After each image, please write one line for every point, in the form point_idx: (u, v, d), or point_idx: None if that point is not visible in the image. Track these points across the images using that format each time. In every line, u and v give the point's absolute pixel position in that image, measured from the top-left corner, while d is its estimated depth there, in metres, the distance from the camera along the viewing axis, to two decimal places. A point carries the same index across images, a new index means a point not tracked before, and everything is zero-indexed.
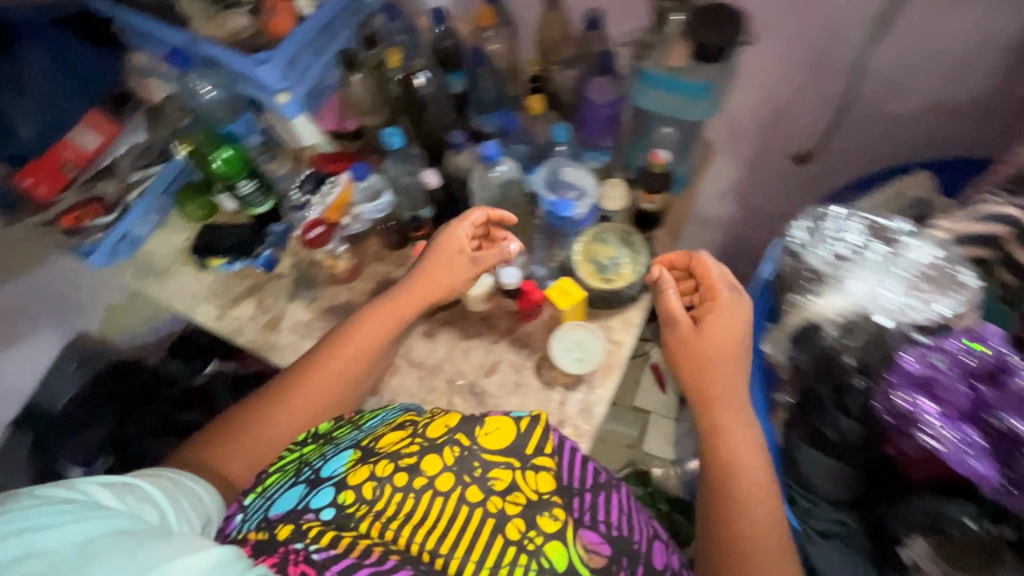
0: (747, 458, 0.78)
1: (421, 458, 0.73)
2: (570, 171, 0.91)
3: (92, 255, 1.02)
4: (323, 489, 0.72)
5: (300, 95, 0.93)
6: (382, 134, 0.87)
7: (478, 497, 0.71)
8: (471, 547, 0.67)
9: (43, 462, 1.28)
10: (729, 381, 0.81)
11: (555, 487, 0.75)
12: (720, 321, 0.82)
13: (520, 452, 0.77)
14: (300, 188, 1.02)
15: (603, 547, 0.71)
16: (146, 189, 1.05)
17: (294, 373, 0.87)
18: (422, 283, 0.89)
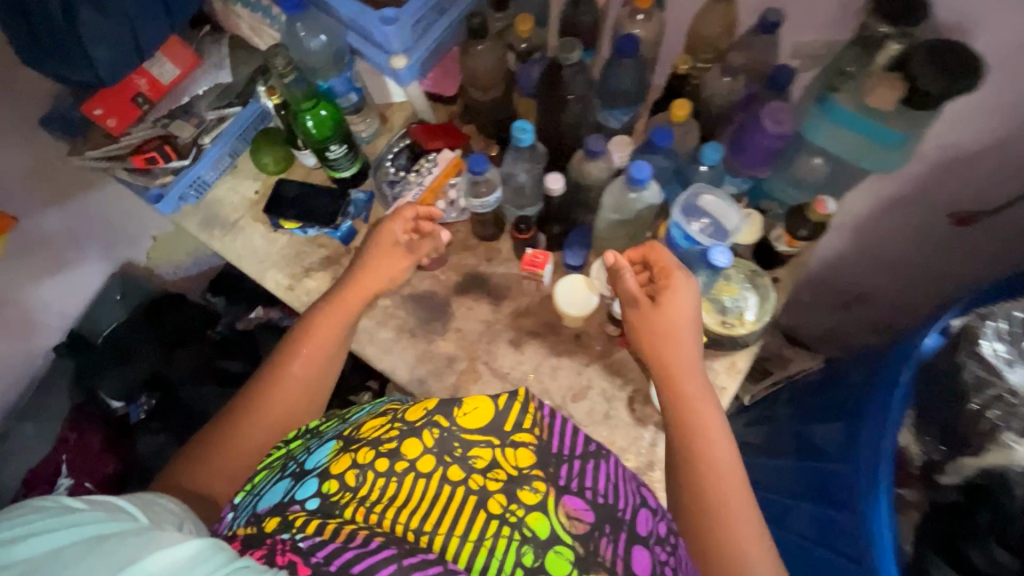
0: (713, 452, 0.73)
1: (400, 441, 0.63)
2: (712, 202, 0.79)
3: (160, 202, 0.94)
4: (307, 482, 0.62)
5: (419, 60, 0.80)
6: (511, 130, 0.76)
7: (458, 476, 0.61)
8: (453, 525, 0.57)
9: (87, 390, 1.27)
10: (685, 366, 0.77)
11: (536, 462, 0.64)
12: (675, 298, 0.76)
13: (496, 428, 0.66)
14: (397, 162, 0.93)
15: (588, 515, 0.60)
16: (220, 134, 0.95)
17: (267, 370, 0.83)
18: (386, 262, 0.86)
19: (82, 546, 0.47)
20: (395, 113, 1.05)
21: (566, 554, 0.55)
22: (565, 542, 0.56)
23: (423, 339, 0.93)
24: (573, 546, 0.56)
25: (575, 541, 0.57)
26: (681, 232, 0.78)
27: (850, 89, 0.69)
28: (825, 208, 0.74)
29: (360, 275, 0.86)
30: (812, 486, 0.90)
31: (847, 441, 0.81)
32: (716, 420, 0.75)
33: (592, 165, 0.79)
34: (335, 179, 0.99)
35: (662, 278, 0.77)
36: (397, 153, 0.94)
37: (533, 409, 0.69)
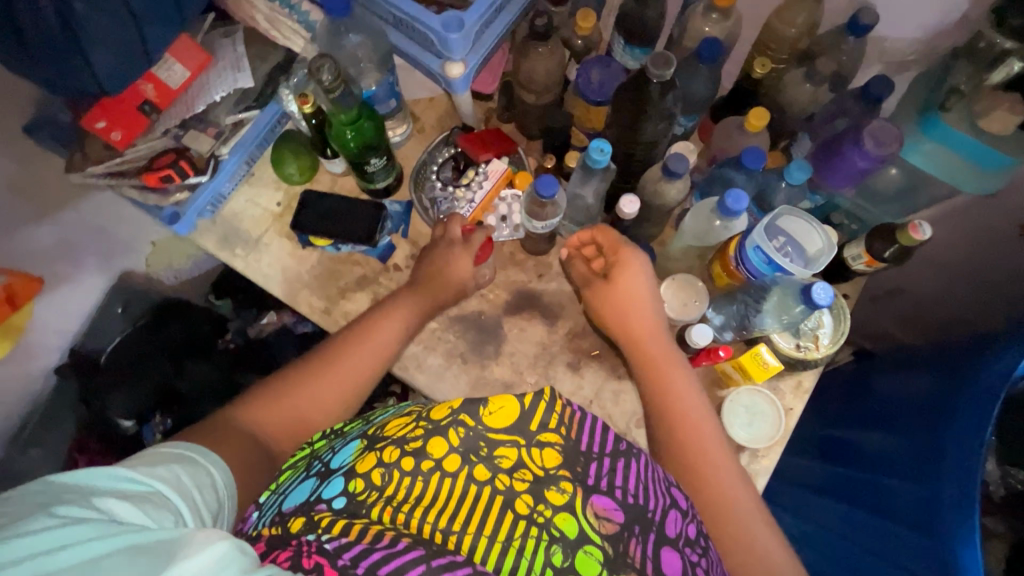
0: (706, 438, 0.71)
1: (426, 439, 0.55)
2: (792, 222, 0.75)
3: (176, 223, 0.84)
4: (334, 481, 0.56)
5: (474, 68, 0.73)
6: (585, 150, 0.69)
7: (485, 475, 0.53)
8: (481, 525, 0.50)
9: (95, 413, 1.19)
10: (662, 354, 0.76)
11: (564, 461, 0.55)
12: (634, 280, 0.76)
13: (523, 428, 0.56)
14: (444, 175, 0.91)
15: (619, 515, 0.53)
16: (239, 142, 0.86)
17: (315, 360, 0.76)
18: (436, 287, 0.82)
19: (110, 558, 0.42)
20: (427, 111, 0.95)
21: (595, 553, 0.50)
22: (594, 541, 0.50)
23: (475, 365, 0.87)
24: (603, 546, 0.50)
25: (605, 542, 0.51)
26: (765, 259, 0.71)
27: (961, 110, 0.65)
28: (920, 232, 0.69)
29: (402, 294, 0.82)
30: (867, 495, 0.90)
31: (914, 459, 0.80)
32: (699, 403, 0.73)
33: (669, 186, 0.73)
34: (367, 190, 0.91)
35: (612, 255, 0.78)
36: (442, 164, 0.92)
37: (562, 404, 0.59)
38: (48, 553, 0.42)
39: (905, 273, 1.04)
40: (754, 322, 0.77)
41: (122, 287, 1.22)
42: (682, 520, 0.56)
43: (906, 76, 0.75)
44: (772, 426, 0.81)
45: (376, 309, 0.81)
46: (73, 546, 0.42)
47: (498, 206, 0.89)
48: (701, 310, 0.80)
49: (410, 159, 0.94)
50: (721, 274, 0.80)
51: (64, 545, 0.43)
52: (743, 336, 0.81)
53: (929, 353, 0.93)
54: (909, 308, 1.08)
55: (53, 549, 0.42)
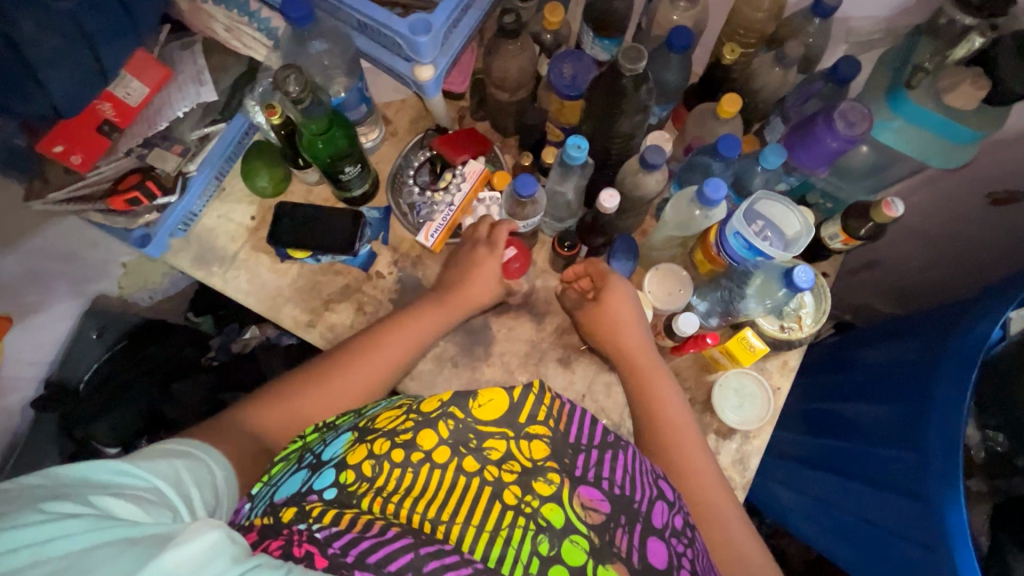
0: (694, 447, 0.73)
1: (415, 431, 0.55)
2: (769, 206, 0.76)
3: (147, 245, 0.82)
4: (323, 472, 0.54)
5: (444, 70, 0.72)
6: (563, 147, 0.68)
7: (474, 466, 0.53)
8: (470, 514, 0.50)
9: (78, 443, 1.14)
10: (652, 369, 0.78)
11: (552, 453, 0.56)
12: (622, 303, 0.78)
13: (511, 420, 0.57)
14: (423, 176, 0.90)
15: (605, 505, 0.53)
16: (206, 157, 0.83)
17: (337, 358, 0.76)
18: (441, 310, 0.80)
19: (104, 549, 0.41)
20: (399, 113, 0.94)
21: (582, 542, 0.48)
22: (581, 530, 0.49)
23: (467, 368, 0.87)
24: (588, 535, 0.49)
25: (591, 531, 0.50)
26: (744, 243, 0.72)
27: (927, 88, 0.66)
28: (892, 209, 0.70)
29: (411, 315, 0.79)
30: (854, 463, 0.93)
31: (899, 426, 0.83)
32: (687, 417, 0.75)
33: (648, 177, 0.73)
34: (343, 198, 0.89)
35: (601, 281, 0.80)
36: (418, 168, 0.91)
37: (551, 397, 0.60)
38: (47, 542, 0.42)
39: (880, 245, 1.06)
40: (738, 307, 0.78)
41: (97, 312, 1.19)
42: (670, 511, 0.56)
43: (871, 54, 0.76)
44: (762, 408, 0.83)
45: (382, 330, 0.78)
46: (65, 537, 0.42)
47: (477, 207, 0.89)
48: (686, 298, 0.82)
49: (385, 163, 0.92)
50: (703, 261, 0.80)
51: (56, 536, 0.42)
52: (728, 322, 0.82)
53: (905, 321, 0.96)
54: (886, 278, 1.11)
55: (53, 538, 0.42)
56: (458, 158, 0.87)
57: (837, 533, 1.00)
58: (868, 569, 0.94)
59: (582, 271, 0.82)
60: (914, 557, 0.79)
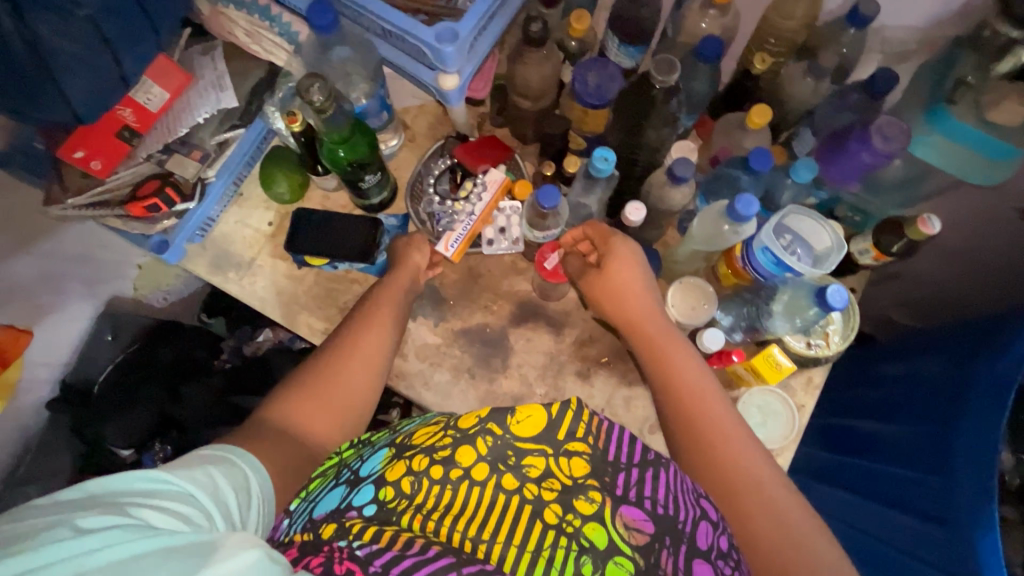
0: (714, 408, 0.69)
1: (454, 447, 0.54)
2: (796, 220, 0.75)
3: (165, 251, 0.82)
4: (363, 489, 0.54)
5: (468, 79, 0.71)
6: (589, 158, 0.67)
7: (514, 484, 0.52)
8: (511, 534, 0.49)
9: (91, 443, 1.13)
10: (661, 333, 0.74)
11: (591, 470, 0.54)
12: (624, 268, 0.74)
13: (550, 437, 0.55)
14: (442, 181, 0.89)
15: (648, 525, 0.50)
16: (225, 164, 0.82)
17: (357, 321, 0.75)
18: (402, 275, 0.80)
19: (147, 559, 0.41)
20: (417, 119, 0.93)
21: (626, 564, 0.47)
22: (626, 552, 0.48)
23: (483, 379, 0.86)
24: (633, 557, 0.48)
25: (636, 553, 0.48)
26: (773, 259, 0.71)
27: (969, 102, 0.63)
28: (928, 226, 0.68)
29: (365, 325, 0.75)
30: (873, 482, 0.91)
31: (926, 448, 0.81)
32: (706, 378, 0.71)
33: (674, 190, 0.71)
34: (362, 205, 0.89)
35: (603, 244, 0.75)
36: (438, 177, 0.89)
37: (588, 413, 0.57)
38: (91, 552, 0.41)
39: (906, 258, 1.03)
40: (764, 324, 0.76)
41: (110, 313, 1.19)
42: (713, 532, 0.54)
43: (908, 65, 0.74)
44: (786, 426, 0.81)
45: (327, 359, 0.72)
46: (103, 549, 0.41)
47: (497, 217, 0.87)
48: (710, 313, 0.79)
49: (403, 170, 0.92)
50: (727, 274, 0.79)
51: (96, 547, 0.41)
52: (752, 337, 0.80)
53: (930, 336, 0.94)
54: (908, 291, 1.09)
55: (96, 548, 0.41)
56: (478, 165, 0.85)
57: None
58: None
59: (580, 234, 0.77)
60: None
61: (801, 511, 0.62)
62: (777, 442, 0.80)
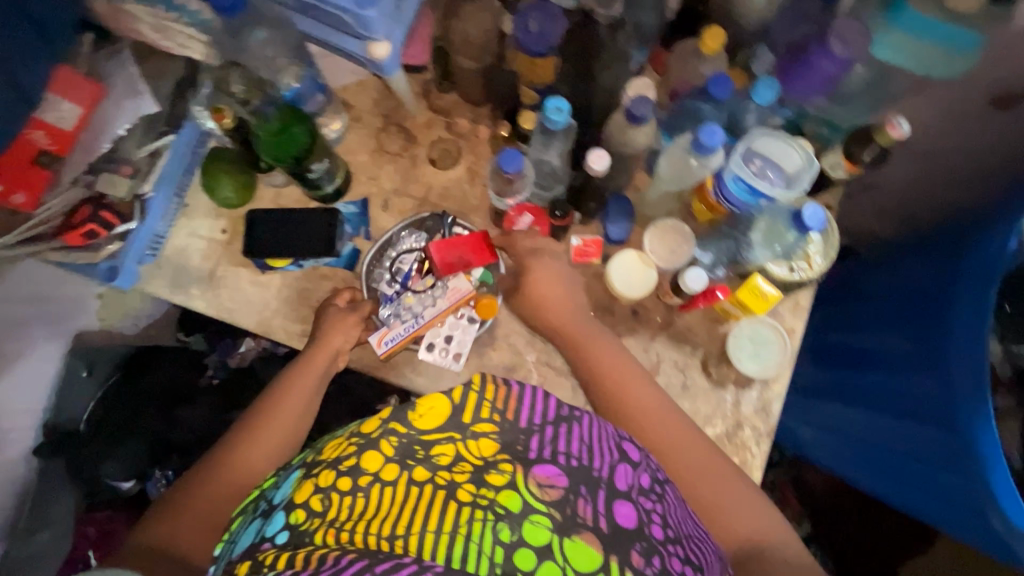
0: (643, 394, 0.71)
1: (359, 455, 0.49)
2: (765, 144, 0.72)
3: (115, 277, 0.77)
4: (276, 517, 0.50)
5: (401, 42, 0.64)
6: (542, 111, 0.63)
7: (425, 475, 0.48)
8: (426, 520, 0.45)
9: (91, 481, 1.11)
10: (586, 333, 0.75)
11: (502, 446, 0.50)
12: (545, 278, 0.76)
13: (457, 422, 0.50)
14: (408, 261, 0.85)
15: (562, 479, 0.48)
16: (161, 177, 0.77)
17: (266, 403, 0.76)
18: (321, 357, 0.79)
19: None
20: (360, 97, 0.89)
21: (543, 521, 0.45)
22: (540, 509, 0.46)
23: (473, 355, 0.84)
24: (550, 513, 0.46)
25: (552, 508, 0.46)
26: (747, 188, 0.69)
27: None
28: (898, 129, 0.67)
29: (278, 401, 0.77)
30: (869, 400, 0.94)
31: (921, 355, 0.81)
32: (635, 371, 0.73)
33: (636, 132, 0.68)
34: (315, 196, 0.85)
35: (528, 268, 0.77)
36: (404, 253, 0.85)
37: (494, 387, 0.52)
38: None
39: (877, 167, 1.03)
40: (746, 256, 0.76)
41: (83, 349, 1.15)
42: (634, 472, 0.52)
43: None
44: (779, 353, 0.82)
45: (237, 442, 0.73)
46: None
47: (449, 323, 0.83)
48: (690, 253, 0.78)
49: (354, 153, 0.89)
50: (702, 210, 0.77)
51: None
52: (736, 271, 0.80)
53: (915, 242, 0.95)
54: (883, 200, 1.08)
55: None
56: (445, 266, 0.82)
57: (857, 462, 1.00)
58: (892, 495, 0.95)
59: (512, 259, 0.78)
60: (951, 486, 0.76)
61: (729, 477, 0.68)
62: (772, 368, 0.81)
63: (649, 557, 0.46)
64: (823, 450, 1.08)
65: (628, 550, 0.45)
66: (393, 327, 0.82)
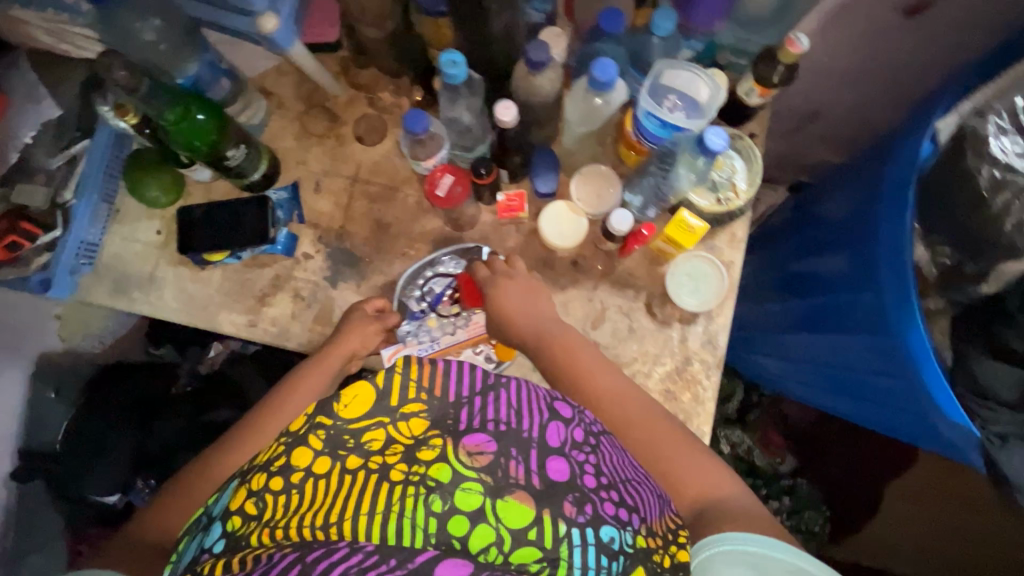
0: (607, 383, 0.71)
1: (289, 451, 0.50)
2: (675, 77, 0.71)
3: (50, 289, 0.78)
4: (214, 528, 0.51)
5: (290, 16, 0.64)
6: (438, 67, 0.63)
7: (356, 462, 0.48)
8: (358, 502, 0.46)
9: (76, 499, 1.13)
10: (555, 327, 0.75)
11: (432, 422, 0.52)
12: (513, 288, 0.77)
13: (383, 407, 0.51)
14: (431, 287, 0.85)
15: (490, 445, 0.50)
16: (82, 182, 0.78)
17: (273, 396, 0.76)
18: (334, 357, 0.78)
19: None
20: (279, 83, 0.89)
21: (475, 486, 0.47)
22: (472, 476, 0.48)
23: (421, 325, 0.85)
24: (480, 478, 0.48)
25: (482, 473, 0.48)
26: (657, 122, 0.70)
27: None
28: (797, 46, 0.67)
29: (285, 398, 0.75)
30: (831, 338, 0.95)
31: (860, 269, 0.82)
32: (601, 362, 0.73)
33: (539, 79, 0.68)
34: (245, 187, 0.85)
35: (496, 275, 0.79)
36: (429, 279, 0.85)
37: (415, 367, 0.54)
38: None
39: (813, 94, 1.04)
40: (669, 188, 0.77)
41: (48, 371, 1.16)
42: (566, 428, 0.56)
43: None
44: (718, 284, 0.83)
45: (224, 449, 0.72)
46: None
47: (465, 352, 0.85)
48: (615, 195, 0.79)
49: (279, 140, 0.88)
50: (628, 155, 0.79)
51: None
52: (665, 208, 0.81)
53: (853, 165, 0.95)
54: (825, 127, 1.10)
55: None
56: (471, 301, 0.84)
57: (835, 388, 1.02)
58: (872, 416, 0.97)
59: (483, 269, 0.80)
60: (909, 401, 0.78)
61: (700, 458, 0.67)
62: (713, 300, 0.82)
63: (582, 505, 0.49)
64: (801, 377, 1.10)
65: (562, 502, 0.49)
66: (412, 349, 0.85)
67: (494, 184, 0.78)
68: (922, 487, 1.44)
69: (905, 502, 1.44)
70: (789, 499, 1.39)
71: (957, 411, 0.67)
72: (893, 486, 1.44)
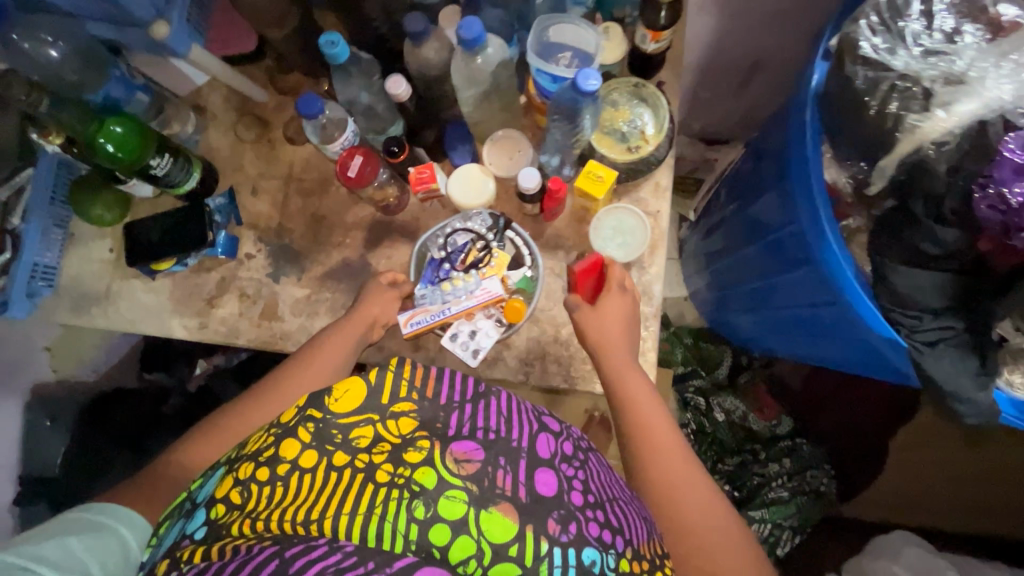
0: (663, 430, 0.71)
1: (277, 443, 0.46)
2: (559, 30, 0.72)
3: (7, 309, 0.83)
4: (196, 514, 0.47)
5: (183, 22, 0.69)
6: (320, 49, 0.66)
7: (344, 459, 0.44)
8: (341, 502, 0.42)
9: None
10: (620, 358, 0.75)
11: (421, 424, 0.47)
12: (615, 302, 0.77)
13: (374, 401, 0.47)
14: (452, 246, 0.82)
15: (478, 453, 0.46)
16: (29, 207, 0.84)
17: (286, 368, 0.77)
18: (357, 324, 0.78)
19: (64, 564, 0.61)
20: (210, 97, 0.94)
21: (460, 495, 0.43)
22: (456, 484, 0.43)
23: None
24: (466, 487, 0.44)
25: (468, 482, 0.44)
26: (546, 75, 0.71)
27: None
28: None
29: (310, 361, 0.76)
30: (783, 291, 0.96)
31: (787, 202, 0.81)
32: (661, 411, 0.73)
33: (424, 49, 0.70)
34: (184, 196, 0.89)
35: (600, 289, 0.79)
36: (453, 235, 0.83)
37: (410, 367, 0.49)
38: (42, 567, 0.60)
39: (750, 41, 1.06)
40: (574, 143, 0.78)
41: (41, 400, 1.22)
42: (556, 441, 0.51)
43: None
44: (643, 233, 0.82)
45: (252, 396, 0.75)
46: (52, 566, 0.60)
47: (477, 317, 0.81)
48: (524, 156, 0.81)
49: (215, 149, 0.93)
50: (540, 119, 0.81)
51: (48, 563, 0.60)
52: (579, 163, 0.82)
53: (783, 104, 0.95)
54: (774, 74, 1.12)
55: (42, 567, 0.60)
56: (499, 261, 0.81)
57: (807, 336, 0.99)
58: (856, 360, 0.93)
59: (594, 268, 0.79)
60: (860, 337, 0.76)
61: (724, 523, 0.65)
62: (637, 248, 0.82)
63: (566, 523, 0.44)
64: (772, 325, 1.08)
65: (545, 518, 0.43)
66: (423, 309, 0.81)
67: (407, 160, 0.80)
68: (931, 434, 1.37)
69: (915, 450, 1.38)
70: (788, 461, 1.32)
71: (885, 327, 0.65)
72: (900, 435, 1.38)
